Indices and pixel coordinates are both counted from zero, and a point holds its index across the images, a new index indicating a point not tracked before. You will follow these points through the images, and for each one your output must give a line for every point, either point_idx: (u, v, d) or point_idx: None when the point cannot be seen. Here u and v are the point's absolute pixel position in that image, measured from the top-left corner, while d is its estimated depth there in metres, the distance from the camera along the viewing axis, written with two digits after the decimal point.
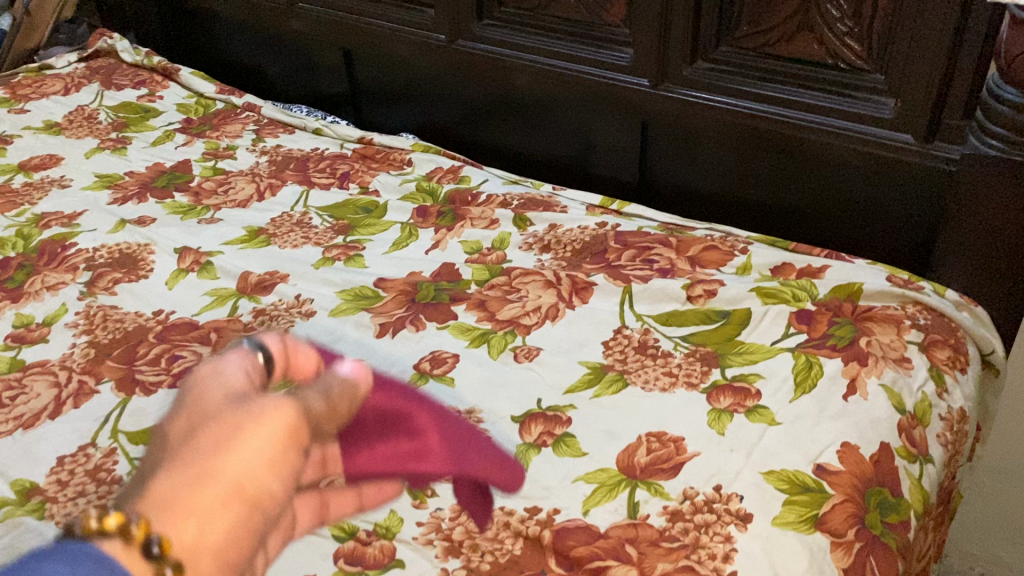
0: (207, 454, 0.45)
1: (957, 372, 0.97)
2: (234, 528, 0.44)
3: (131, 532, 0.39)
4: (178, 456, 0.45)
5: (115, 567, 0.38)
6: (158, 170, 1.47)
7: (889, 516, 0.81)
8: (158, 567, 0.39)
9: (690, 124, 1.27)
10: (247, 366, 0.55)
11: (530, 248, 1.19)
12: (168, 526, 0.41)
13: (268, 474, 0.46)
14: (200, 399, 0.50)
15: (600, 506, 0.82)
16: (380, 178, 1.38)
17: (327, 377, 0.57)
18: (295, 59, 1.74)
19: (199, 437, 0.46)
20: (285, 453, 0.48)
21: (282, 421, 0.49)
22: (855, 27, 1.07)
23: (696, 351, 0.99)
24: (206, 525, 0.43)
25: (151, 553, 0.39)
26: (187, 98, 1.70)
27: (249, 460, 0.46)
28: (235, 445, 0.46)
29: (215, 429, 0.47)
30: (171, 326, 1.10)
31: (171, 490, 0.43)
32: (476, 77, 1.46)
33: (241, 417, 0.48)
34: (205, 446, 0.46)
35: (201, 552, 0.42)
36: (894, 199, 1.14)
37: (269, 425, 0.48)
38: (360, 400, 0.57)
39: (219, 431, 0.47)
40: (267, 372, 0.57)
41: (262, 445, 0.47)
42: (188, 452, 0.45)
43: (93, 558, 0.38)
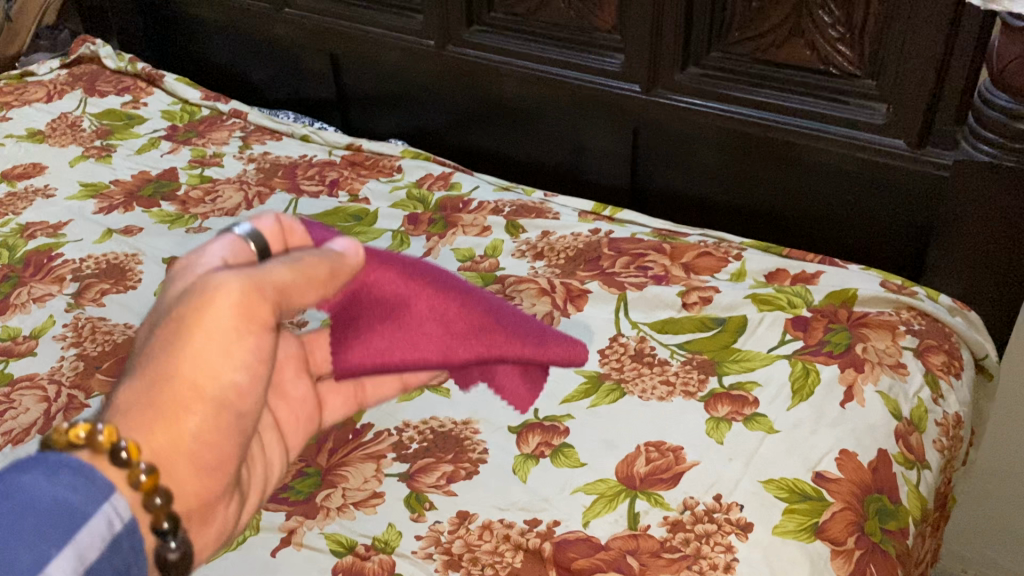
0: (166, 356, 0.52)
1: (952, 377, 0.97)
2: (202, 424, 0.51)
3: (97, 441, 0.45)
4: (142, 361, 0.52)
5: (90, 475, 0.45)
6: (144, 179, 1.45)
7: (888, 523, 0.81)
8: (129, 470, 0.46)
9: (681, 130, 1.27)
10: (224, 254, 0.59)
11: (523, 256, 1.19)
12: (136, 433, 0.49)
13: (221, 365, 0.53)
14: (168, 297, 0.56)
15: (600, 517, 0.81)
16: (370, 185, 1.37)
17: (299, 255, 0.60)
18: (281, 64, 1.72)
19: (161, 339, 0.53)
20: (237, 338, 0.54)
21: (232, 306, 0.54)
22: (847, 33, 1.07)
23: (692, 359, 0.98)
24: (171, 428, 0.50)
25: (119, 458, 0.46)
26: (172, 105, 1.68)
27: (201, 358, 0.52)
28: (190, 340, 0.52)
29: (172, 330, 0.53)
30: None
31: (137, 398, 0.50)
32: (466, 83, 1.45)
33: (194, 309, 0.53)
34: (164, 348, 0.52)
35: (171, 450, 0.50)
36: (886, 203, 1.14)
37: (220, 315, 0.53)
38: (333, 276, 0.61)
39: (175, 331, 0.53)
40: (251, 255, 0.60)
41: (215, 338, 0.53)
42: (149, 358, 0.52)
43: (71, 468, 0.44)
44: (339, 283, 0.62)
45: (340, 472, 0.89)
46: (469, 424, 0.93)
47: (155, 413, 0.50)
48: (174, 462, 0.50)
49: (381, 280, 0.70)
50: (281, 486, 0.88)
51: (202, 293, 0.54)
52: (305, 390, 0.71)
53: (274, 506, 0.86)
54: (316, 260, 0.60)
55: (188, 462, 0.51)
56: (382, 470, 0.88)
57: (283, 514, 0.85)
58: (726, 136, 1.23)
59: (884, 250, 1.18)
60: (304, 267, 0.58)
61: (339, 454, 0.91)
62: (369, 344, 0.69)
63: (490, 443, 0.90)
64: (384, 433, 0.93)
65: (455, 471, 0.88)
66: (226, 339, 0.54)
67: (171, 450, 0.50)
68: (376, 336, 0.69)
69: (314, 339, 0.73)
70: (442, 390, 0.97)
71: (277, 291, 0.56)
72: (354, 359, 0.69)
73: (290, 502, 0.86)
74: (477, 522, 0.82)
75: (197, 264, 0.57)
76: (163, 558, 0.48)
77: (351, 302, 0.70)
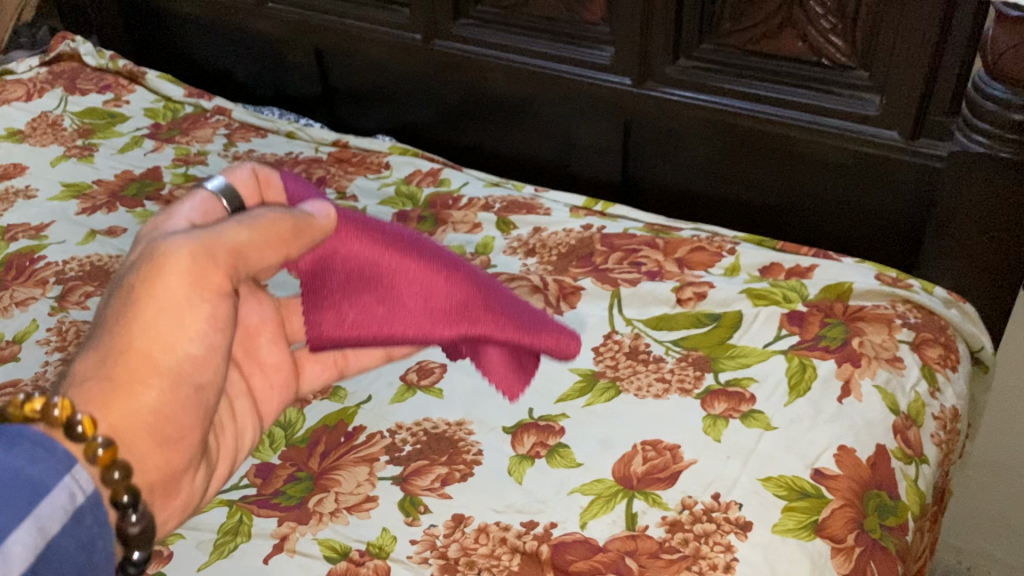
0: (121, 326, 0.53)
1: (949, 371, 0.97)
2: (160, 395, 0.53)
3: (52, 415, 0.47)
4: (98, 336, 0.54)
5: (49, 448, 0.46)
6: (128, 178, 1.43)
7: (887, 519, 0.80)
8: (86, 445, 0.48)
9: (672, 124, 1.25)
10: (190, 215, 0.61)
11: (514, 252, 1.17)
12: (92, 406, 0.50)
13: (176, 331, 0.55)
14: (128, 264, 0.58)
15: (598, 518, 0.80)
16: (358, 182, 1.36)
17: (257, 212, 0.61)
18: (265, 60, 1.70)
19: (115, 311, 0.55)
20: (190, 302, 0.56)
21: (182, 270, 0.55)
22: (839, 24, 1.06)
23: (688, 355, 0.97)
24: (129, 399, 0.52)
25: (74, 432, 0.47)
26: (155, 102, 1.65)
27: (156, 327, 0.54)
28: (144, 310, 0.54)
29: (126, 301, 0.54)
30: None
31: (92, 369, 0.52)
32: (452, 77, 1.44)
33: (146, 279, 0.55)
34: (118, 320, 0.54)
35: (127, 419, 0.51)
36: (879, 194, 1.13)
37: (172, 280, 0.55)
38: (295, 233, 0.62)
39: (129, 301, 0.54)
40: (217, 214, 0.63)
41: (170, 303, 0.55)
42: (103, 332, 0.54)
43: (30, 439, 0.46)
44: (303, 242, 0.64)
45: (332, 475, 0.87)
46: (463, 425, 0.92)
47: (111, 386, 0.51)
48: (135, 432, 0.51)
49: (358, 250, 0.70)
50: (272, 492, 0.86)
51: (154, 261, 0.55)
52: (280, 356, 0.70)
53: (266, 512, 0.84)
54: (274, 218, 0.61)
55: (148, 435, 0.52)
56: (375, 474, 0.87)
57: (275, 520, 0.83)
58: (716, 129, 1.22)
59: (877, 241, 1.18)
60: (262, 226, 0.60)
61: (331, 457, 0.90)
62: (343, 315, 0.69)
63: (484, 444, 0.89)
64: (376, 436, 0.91)
65: (449, 473, 0.86)
66: (180, 306, 0.55)
67: (129, 420, 0.51)
68: (351, 307, 0.70)
69: (291, 305, 0.71)
70: (435, 391, 0.96)
71: (231, 251, 0.58)
72: (325, 332, 0.68)
73: (282, 508, 0.84)
74: (473, 525, 0.81)
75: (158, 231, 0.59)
76: (124, 530, 0.50)
77: (320, 271, 0.69)
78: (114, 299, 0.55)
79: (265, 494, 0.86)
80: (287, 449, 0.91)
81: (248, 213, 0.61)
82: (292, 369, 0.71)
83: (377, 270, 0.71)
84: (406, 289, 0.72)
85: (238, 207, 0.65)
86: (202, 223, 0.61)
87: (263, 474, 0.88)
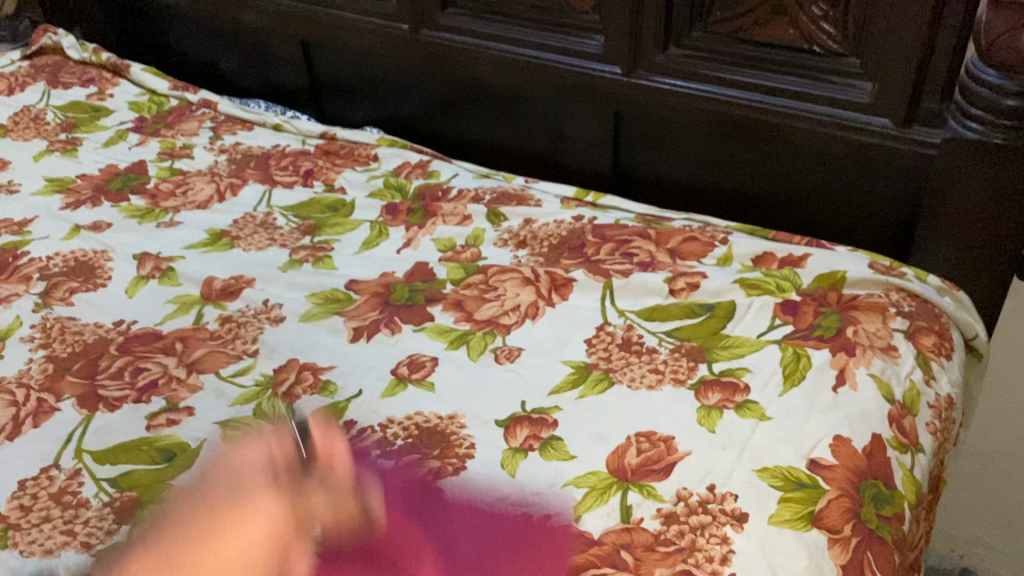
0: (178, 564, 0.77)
1: (943, 359, 0.96)
2: None
3: None
4: (168, 556, 0.78)
5: None
6: (112, 172, 1.41)
7: (884, 509, 0.80)
8: None
9: (663, 113, 1.24)
10: (273, 461, 0.85)
11: (505, 244, 1.16)
12: None
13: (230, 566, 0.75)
14: (209, 498, 0.83)
15: (592, 511, 0.79)
16: (346, 175, 1.34)
17: (305, 494, 0.81)
18: (250, 52, 1.67)
19: (177, 548, 0.78)
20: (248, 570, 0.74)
21: (250, 535, 0.78)
22: (830, 10, 1.05)
23: (681, 346, 0.96)
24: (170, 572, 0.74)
25: None
26: (139, 95, 1.63)
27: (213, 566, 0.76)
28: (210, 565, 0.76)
29: (184, 555, 0.77)
30: (134, 337, 1.06)
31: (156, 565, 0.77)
32: (441, 68, 1.42)
33: (215, 537, 0.78)
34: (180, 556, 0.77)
35: None
36: (872, 183, 1.13)
37: (239, 539, 0.77)
38: (322, 523, 0.79)
39: (197, 540, 0.78)
40: (289, 471, 0.84)
41: (231, 563, 0.75)
42: (172, 559, 0.77)
43: None
44: (301, 554, 0.76)
45: None
46: (455, 419, 0.91)
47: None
48: None
49: (366, 535, 0.79)
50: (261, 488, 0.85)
51: (226, 522, 0.79)
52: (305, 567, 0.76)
53: None
54: (284, 513, 0.80)
55: None
56: (366, 469, 0.86)
57: None
58: (707, 118, 1.21)
59: (870, 229, 1.17)
60: (299, 510, 0.80)
61: None
62: (318, 565, 0.76)
63: (477, 438, 0.88)
64: (367, 431, 0.90)
65: (442, 467, 0.85)
66: (230, 561, 0.76)
67: None
68: (326, 562, 0.76)
69: (311, 496, 0.81)
70: (426, 385, 0.95)
71: (303, 517, 0.79)
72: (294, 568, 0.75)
73: None
74: (466, 520, 0.80)
75: (242, 475, 0.85)
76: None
77: (327, 540, 0.78)
78: (181, 546, 0.78)
79: None
80: None
81: (296, 498, 0.81)
82: (280, 557, 0.76)
83: (377, 547, 0.78)
84: (391, 561, 0.76)
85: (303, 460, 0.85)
86: (279, 464, 0.85)
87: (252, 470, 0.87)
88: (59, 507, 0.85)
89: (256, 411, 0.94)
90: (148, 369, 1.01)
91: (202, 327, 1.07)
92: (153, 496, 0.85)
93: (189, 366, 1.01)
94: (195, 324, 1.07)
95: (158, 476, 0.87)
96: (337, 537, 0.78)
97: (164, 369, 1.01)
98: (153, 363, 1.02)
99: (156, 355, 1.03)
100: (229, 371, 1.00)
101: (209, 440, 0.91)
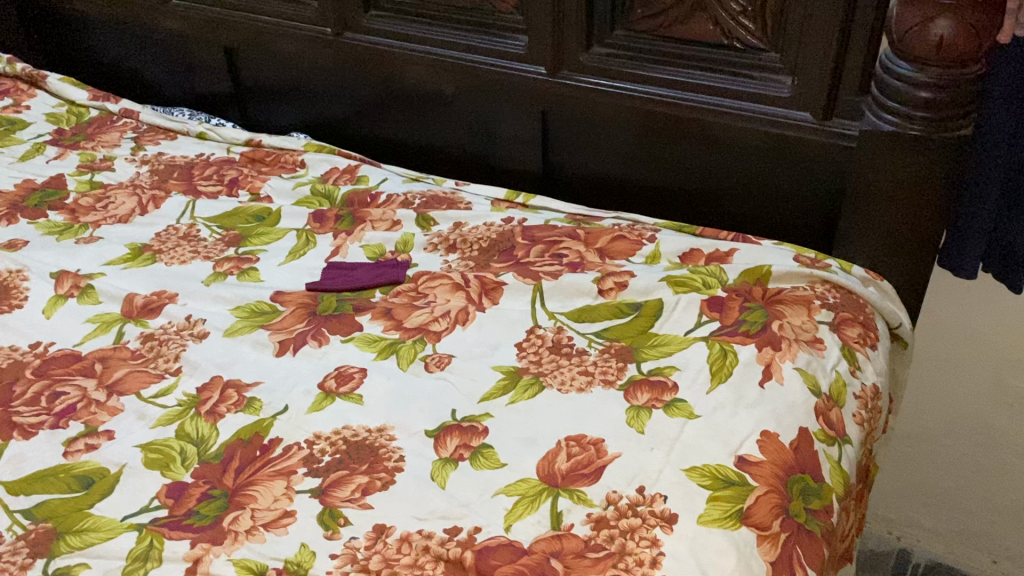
0: None
1: (868, 349, 0.97)
2: None
3: None
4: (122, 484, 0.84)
5: None
6: (29, 188, 1.36)
7: (812, 502, 0.80)
8: None
9: (589, 112, 1.24)
10: (211, 484, 0.85)
11: (435, 249, 1.15)
12: None
13: None
14: None
15: (522, 520, 0.78)
16: (272, 183, 1.31)
17: (231, 516, 0.82)
18: (171, 59, 1.63)
19: None
20: None
21: None
22: (749, 7, 1.07)
23: (610, 346, 0.96)
24: None
25: None
26: (57, 107, 1.59)
27: None
28: None
29: None
30: (51, 359, 1.03)
31: None
32: (368, 72, 1.40)
33: None
34: None
35: None
36: (796, 176, 1.14)
37: None
38: (237, 545, 0.79)
39: None
40: (229, 502, 0.83)
41: None
42: None
43: None
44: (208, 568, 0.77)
45: (248, 492, 0.84)
46: (384, 431, 0.89)
47: None
48: None
49: (285, 556, 0.78)
50: (184, 512, 0.83)
51: None
52: None
53: (177, 534, 0.80)
54: (201, 535, 0.80)
55: None
56: (292, 487, 0.84)
57: (187, 542, 0.79)
58: (634, 116, 1.21)
59: (797, 223, 1.18)
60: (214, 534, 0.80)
61: (246, 473, 0.86)
62: None
63: (406, 449, 0.87)
64: (293, 447, 0.88)
65: (370, 482, 0.84)
66: None
67: None
68: None
69: (235, 525, 0.81)
70: (354, 397, 0.93)
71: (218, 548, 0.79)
72: None
73: (195, 529, 0.81)
74: (395, 535, 0.79)
75: (187, 485, 0.85)
76: None
77: (247, 564, 0.77)
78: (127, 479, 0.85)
79: (177, 514, 0.82)
80: (200, 466, 0.87)
81: (220, 523, 0.81)
82: None
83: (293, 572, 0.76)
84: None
85: (240, 499, 0.83)
86: (215, 487, 0.85)
87: (175, 494, 0.85)
88: None
89: (178, 432, 0.92)
90: (65, 393, 0.98)
91: (123, 345, 1.04)
92: (70, 527, 0.82)
93: (109, 388, 0.98)
94: (115, 343, 1.04)
95: (77, 505, 0.85)
96: (262, 565, 0.77)
97: (83, 393, 0.98)
98: (71, 386, 0.99)
99: (74, 378, 1.00)
100: (150, 392, 0.97)
101: (129, 464, 0.88)
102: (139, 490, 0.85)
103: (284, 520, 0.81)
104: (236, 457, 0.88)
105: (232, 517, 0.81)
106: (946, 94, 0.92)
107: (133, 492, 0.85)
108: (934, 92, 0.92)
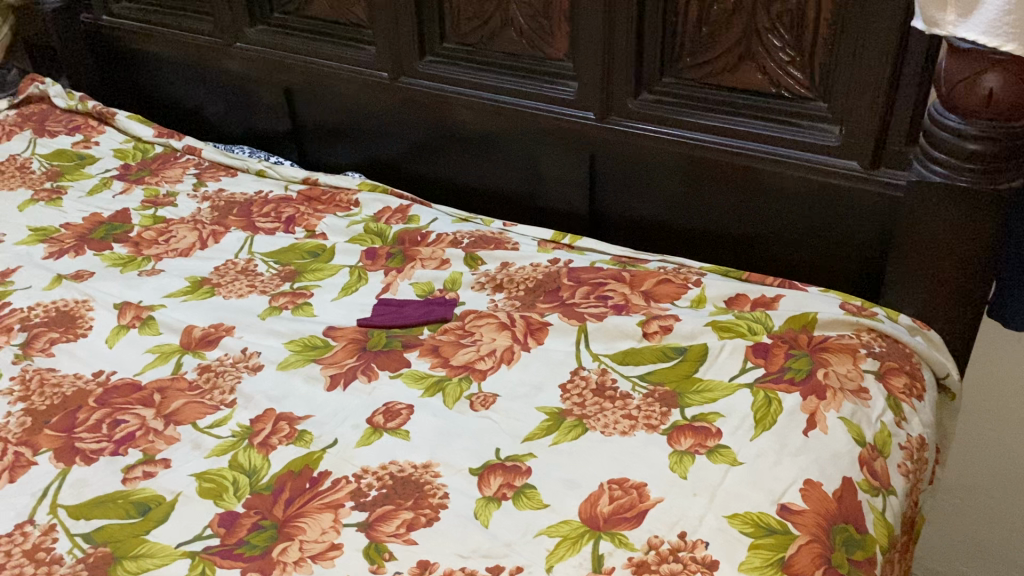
0: None
1: (914, 400, 0.97)
2: None
3: None
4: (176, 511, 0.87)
5: None
6: (96, 221, 1.42)
7: (855, 553, 0.80)
8: None
9: (637, 156, 1.26)
10: (262, 514, 0.88)
11: (482, 288, 1.17)
12: None
13: None
14: None
15: (564, 561, 0.79)
16: (327, 221, 1.36)
17: (280, 547, 0.84)
18: (234, 98, 1.70)
19: None
20: None
21: None
22: (797, 56, 1.09)
23: (654, 391, 0.97)
24: None
25: None
26: (124, 143, 1.66)
27: None
28: None
29: None
30: (113, 388, 1.07)
31: None
32: (422, 114, 1.44)
33: None
34: None
35: None
36: (843, 224, 1.15)
37: None
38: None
39: None
40: (279, 532, 0.86)
41: None
42: None
43: None
44: None
45: (297, 523, 0.86)
46: (429, 467, 0.91)
47: None
48: None
49: None
50: (235, 541, 0.85)
51: None
52: None
53: (228, 563, 0.83)
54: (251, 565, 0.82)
55: None
56: (339, 520, 0.86)
57: (238, 571, 0.82)
58: (681, 161, 1.22)
59: (842, 269, 1.18)
60: (262, 564, 0.82)
61: (295, 505, 0.88)
62: None
63: (450, 486, 0.89)
64: (341, 481, 0.91)
65: (415, 518, 0.85)
66: None
67: None
68: None
69: (283, 556, 0.83)
70: (401, 432, 0.96)
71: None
72: None
73: (245, 558, 0.83)
74: (438, 572, 0.80)
75: (239, 515, 0.88)
76: None
77: None
78: None
79: (228, 543, 0.85)
80: (251, 496, 0.90)
81: (269, 553, 0.83)
82: None
83: None
84: None
85: (289, 530, 0.86)
86: (266, 517, 0.88)
87: (226, 523, 0.87)
88: (33, 564, 0.86)
89: (231, 462, 0.95)
90: (126, 421, 1.02)
91: (180, 376, 1.08)
92: (127, 552, 0.85)
93: (166, 417, 1.01)
94: (173, 373, 1.08)
95: (134, 531, 0.88)
96: None
97: (142, 421, 1.01)
98: (131, 414, 1.03)
99: (134, 407, 1.04)
100: (205, 423, 1.00)
101: (184, 492, 0.91)
102: (194, 518, 0.88)
103: (331, 552, 0.83)
104: (287, 489, 0.90)
105: (281, 548, 0.84)
106: (995, 146, 0.92)
107: (187, 521, 0.88)
108: (983, 145, 0.92)
